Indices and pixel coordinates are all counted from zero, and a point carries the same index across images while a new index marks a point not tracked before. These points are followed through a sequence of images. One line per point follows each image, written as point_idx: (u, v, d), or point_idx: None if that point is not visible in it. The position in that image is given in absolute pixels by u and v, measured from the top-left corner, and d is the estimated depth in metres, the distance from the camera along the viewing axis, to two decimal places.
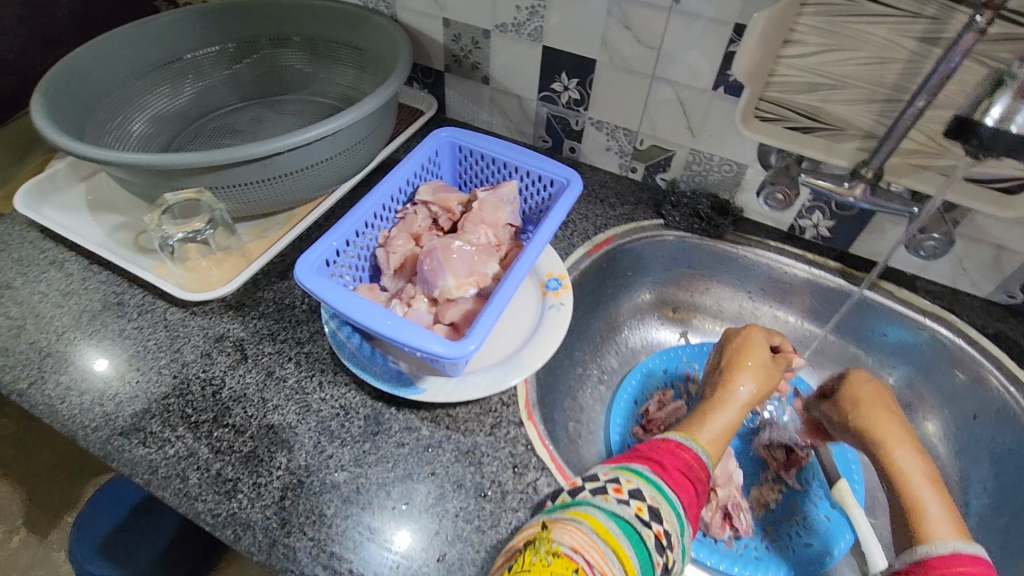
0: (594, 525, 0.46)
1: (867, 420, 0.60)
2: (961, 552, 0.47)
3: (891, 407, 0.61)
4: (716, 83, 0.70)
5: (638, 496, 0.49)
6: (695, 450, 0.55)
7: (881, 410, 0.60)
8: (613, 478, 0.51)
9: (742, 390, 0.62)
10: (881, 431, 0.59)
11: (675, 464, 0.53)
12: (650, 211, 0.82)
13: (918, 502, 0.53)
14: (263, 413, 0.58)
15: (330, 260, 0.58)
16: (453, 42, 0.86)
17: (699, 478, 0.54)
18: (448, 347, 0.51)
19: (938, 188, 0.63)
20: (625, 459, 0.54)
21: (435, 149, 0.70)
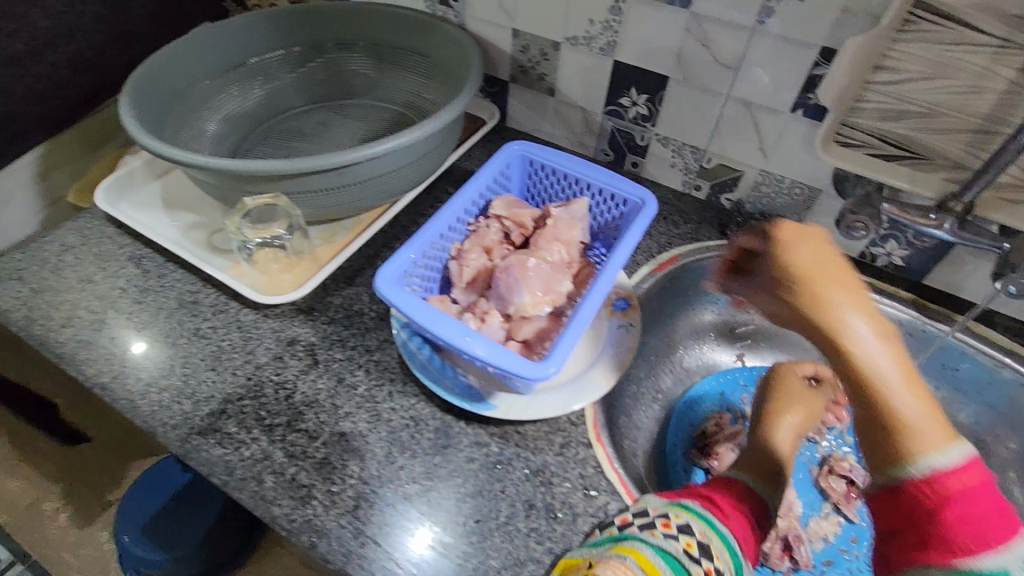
0: (640, 560, 0.45)
1: (827, 312, 0.42)
2: (954, 469, 0.41)
3: (842, 283, 0.43)
4: (795, 106, 0.68)
5: (687, 531, 0.48)
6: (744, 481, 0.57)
7: (836, 292, 0.43)
8: (662, 513, 0.50)
9: (788, 422, 0.67)
10: (843, 327, 0.42)
11: (725, 500, 0.53)
12: (715, 231, 0.81)
13: (895, 405, 0.42)
14: (335, 420, 0.58)
15: (407, 272, 0.59)
16: (520, 52, 0.85)
17: (754, 508, 0.54)
18: (529, 367, 0.51)
19: None
20: (675, 494, 0.53)
21: (507, 162, 0.70)
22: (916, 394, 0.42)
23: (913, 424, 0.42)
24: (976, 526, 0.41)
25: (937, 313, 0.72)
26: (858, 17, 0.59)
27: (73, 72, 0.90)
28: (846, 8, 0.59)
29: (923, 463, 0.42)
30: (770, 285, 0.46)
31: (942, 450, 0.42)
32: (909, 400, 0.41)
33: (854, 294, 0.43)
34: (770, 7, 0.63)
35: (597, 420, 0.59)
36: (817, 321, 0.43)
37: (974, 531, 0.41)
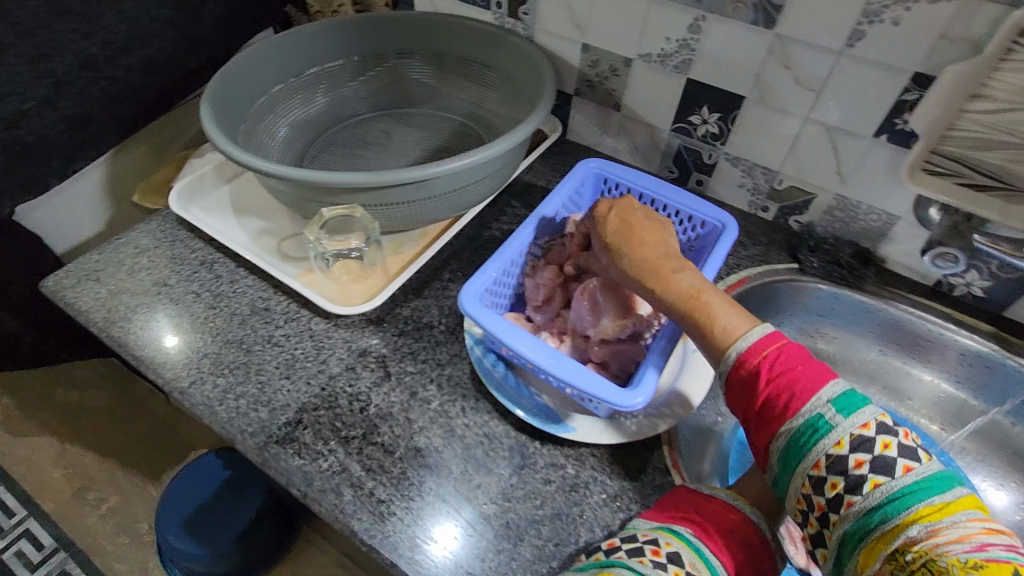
0: None
1: (633, 258, 0.55)
2: (756, 346, 0.48)
3: (644, 236, 0.56)
4: (879, 131, 0.67)
5: (676, 561, 0.46)
6: (743, 510, 0.51)
7: (637, 237, 0.56)
8: (651, 540, 0.48)
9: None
10: (644, 261, 0.54)
11: (719, 527, 0.49)
12: (784, 254, 0.80)
13: (707, 310, 0.50)
14: (409, 434, 0.58)
15: (487, 289, 0.59)
16: (589, 67, 0.85)
17: (750, 542, 0.49)
18: (616, 394, 0.50)
19: None
20: (667, 516, 0.50)
21: (582, 179, 0.70)
22: (714, 299, 0.51)
23: (713, 322, 0.50)
24: (790, 388, 0.46)
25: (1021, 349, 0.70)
26: (958, 44, 0.58)
27: (146, 75, 0.92)
28: (945, 35, 0.58)
29: (735, 348, 0.48)
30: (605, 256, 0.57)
31: (744, 334, 0.49)
32: (710, 300, 0.51)
33: (661, 242, 0.56)
34: (862, 31, 0.62)
35: (673, 446, 0.59)
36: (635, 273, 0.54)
37: (793, 392, 0.45)
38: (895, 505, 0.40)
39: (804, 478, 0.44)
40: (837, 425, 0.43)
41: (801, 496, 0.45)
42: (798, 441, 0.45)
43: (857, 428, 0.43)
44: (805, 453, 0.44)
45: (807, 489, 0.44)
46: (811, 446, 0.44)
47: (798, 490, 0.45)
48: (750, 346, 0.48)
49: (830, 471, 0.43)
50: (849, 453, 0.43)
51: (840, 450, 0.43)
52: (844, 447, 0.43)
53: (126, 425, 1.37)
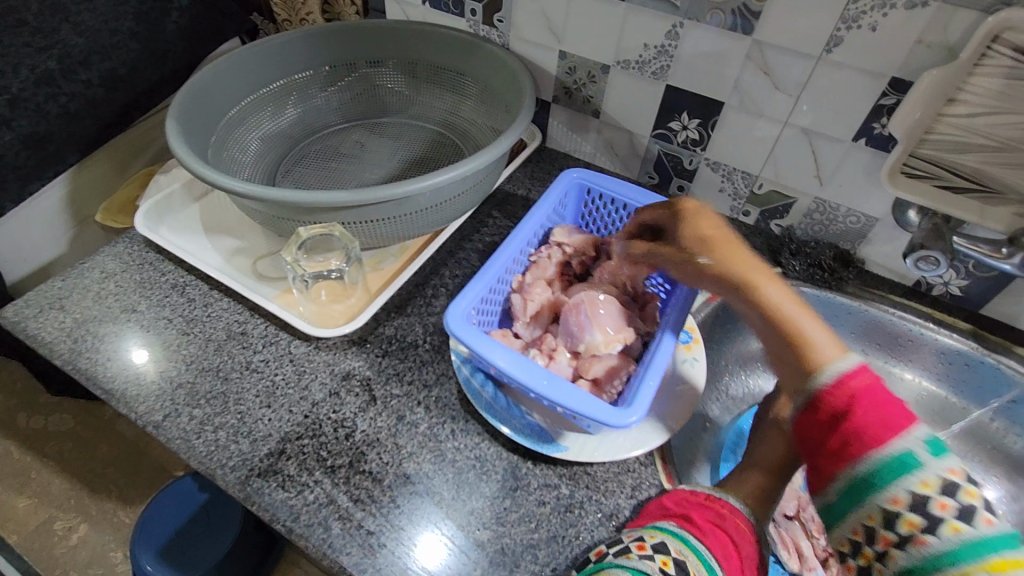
0: None
1: (728, 260, 0.51)
2: (853, 372, 0.43)
3: (738, 247, 0.52)
4: (859, 135, 0.68)
5: (661, 550, 0.46)
6: (729, 500, 0.52)
7: (732, 242, 0.52)
8: (637, 537, 0.48)
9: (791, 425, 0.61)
10: (739, 265, 0.50)
11: (703, 516, 0.49)
12: (766, 257, 0.80)
13: (800, 327, 0.47)
14: (398, 460, 0.57)
15: (474, 308, 0.57)
16: (566, 74, 0.85)
17: (739, 528, 0.49)
18: (610, 414, 0.49)
19: None
20: (652, 518, 0.51)
21: (565, 190, 0.69)
22: (806, 318, 0.47)
23: (808, 341, 0.46)
24: (884, 417, 0.41)
25: (997, 345, 0.71)
26: (934, 50, 0.59)
27: (107, 89, 0.88)
28: (920, 40, 0.59)
29: (831, 370, 0.44)
30: (685, 253, 0.54)
31: (838, 359, 0.44)
32: (806, 318, 0.47)
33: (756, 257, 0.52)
34: (839, 36, 0.62)
35: (667, 459, 0.58)
36: (731, 276, 0.50)
37: (884, 422, 0.40)
38: (968, 555, 0.35)
39: (873, 510, 0.39)
40: (929, 463, 0.38)
41: (862, 526, 0.40)
42: (880, 472, 0.39)
43: (948, 471, 0.38)
44: (886, 483, 0.39)
45: (874, 522, 0.39)
46: (892, 481, 0.39)
47: (860, 521, 0.40)
48: (846, 369, 0.43)
49: (909, 508, 0.38)
50: (935, 495, 0.37)
51: (926, 490, 0.37)
52: (932, 488, 0.37)
53: (95, 450, 1.31)
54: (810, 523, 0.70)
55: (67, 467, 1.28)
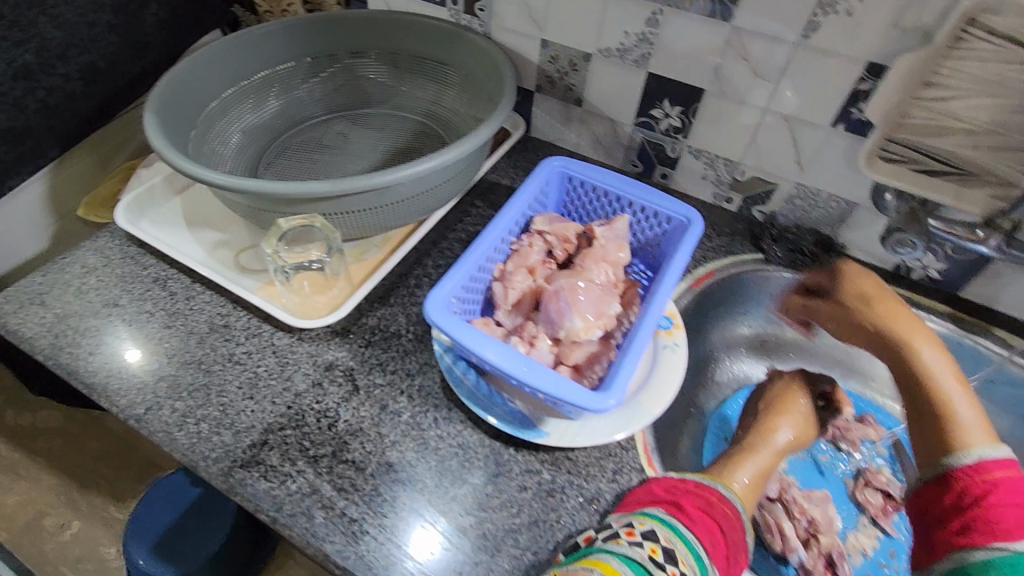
0: (606, 569, 0.44)
1: (906, 335, 0.61)
2: (978, 464, 0.52)
3: (919, 328, 0.61)
4: (836, 119, 0.68)
5: (651, 537, 0.47)
6: (714, 486, 0.55)
7: (891, 304, 0.63)
8: (625, 523, 0.49)
9: (780, 438, 0.68)
10: (903, 327, 0.62)
11: (693, 503, 0.52)
12: (748, 244, 0.80)
13: (946, 398, 0.57)
14: (381, 449, 0.57)
15: (454, 297, 0.57)
16: (548, 63, 0.84)
17: (723, 514, 0.53)
18: (589, 398, 0.50)
19: None
20: (639, 502, 0.52)
21: (547, 179, 0.68)
22: (953, 389, 0.58)
23: (958, 423, 0.56)
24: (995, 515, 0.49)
25: (975, 327, 0.73)
26: (910, 34, 0.59)
27: (86, 83, 0.87)
28: (896, 25, 0.59)
29: (976, 453, 0.53)
30: (852, 311, 0.65)
31: (989, 446, 0.53)
32: (962, 400, 0.57)
33: (902, 321, 0.62)
34: (816, 22, 0.63)
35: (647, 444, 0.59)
36: (892, 334, 0.62)
37: (996, 524, 0.49)
38: None
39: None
40: None
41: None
42: (997, 565, 0.47)
43: None
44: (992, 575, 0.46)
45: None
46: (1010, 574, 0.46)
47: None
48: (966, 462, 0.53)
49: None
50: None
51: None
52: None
53: (85, 446, 1.31)
54: (794, 506, 0.71)
55: (58, 463, 1.28)
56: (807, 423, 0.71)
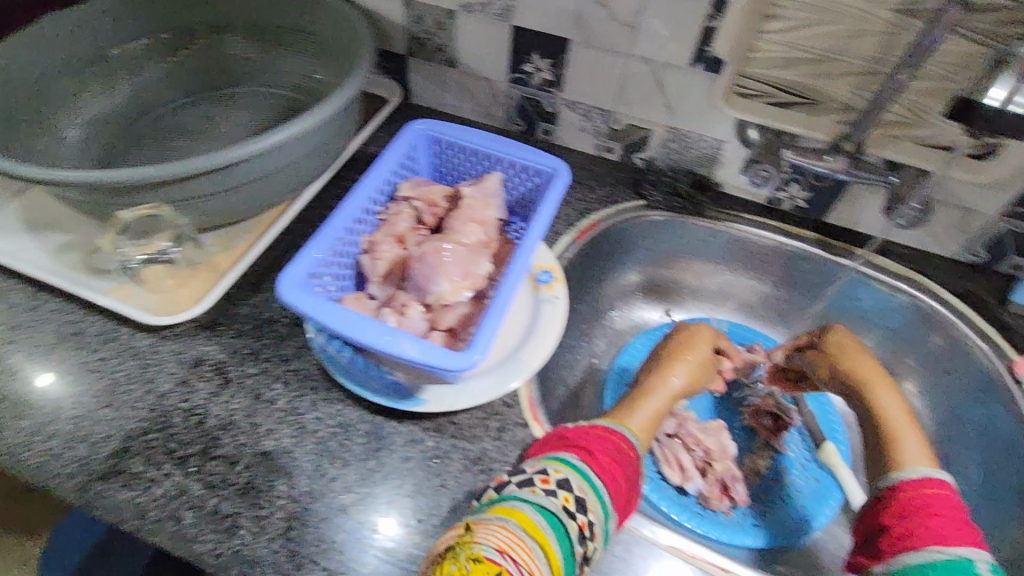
0: (520, 521, 0.44)
1: (867, 376, 0.62)
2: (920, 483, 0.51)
3: (880, 374, 0.63)
4: (693, 58, 0.68)
5: (565, 487, 0.47)
6: (622, 433, 0.56)
7: (861, 355, 0.64)
8: (540, 469, 0.49)
9: (673, 380, 0.66)
10: (863, 369, 0.63)
11: (602, 450, 0.53)
12: (630, 191, 0.81)
13: (895, 432, 0.57)
14: (255, 439, 0.55)
15: (313, 273, 0.54)
16: (414, 24, 0.81)
17: (628, 459, 0.54)
18: (451, 358, 0.49)
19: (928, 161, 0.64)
20: (552, 449, 0.52)
21: (413, 143, 0.66)
22: (902, 425, 0.58)
23: (903, 443, 0.56)
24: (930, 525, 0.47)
25: (841, 249, 0.76)
26: None
27: None
28: None
29: (907, 472, 0.52)
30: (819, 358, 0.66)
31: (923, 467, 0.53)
32: (910, 434, 0.57)
33: (872, 368, 0.63)
34: None
35: (533, 399, 0.59)
36: (851, 374, 0.63)
37: (937, 531, 0.46)
38: None
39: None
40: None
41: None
42: (932, 566, 0.44)
43: None
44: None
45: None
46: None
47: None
48: (910, 478, 0.51)
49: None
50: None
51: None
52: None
53: None
54: (689, 438, 0.74)
55: None
56: (702, 367, 0.68)
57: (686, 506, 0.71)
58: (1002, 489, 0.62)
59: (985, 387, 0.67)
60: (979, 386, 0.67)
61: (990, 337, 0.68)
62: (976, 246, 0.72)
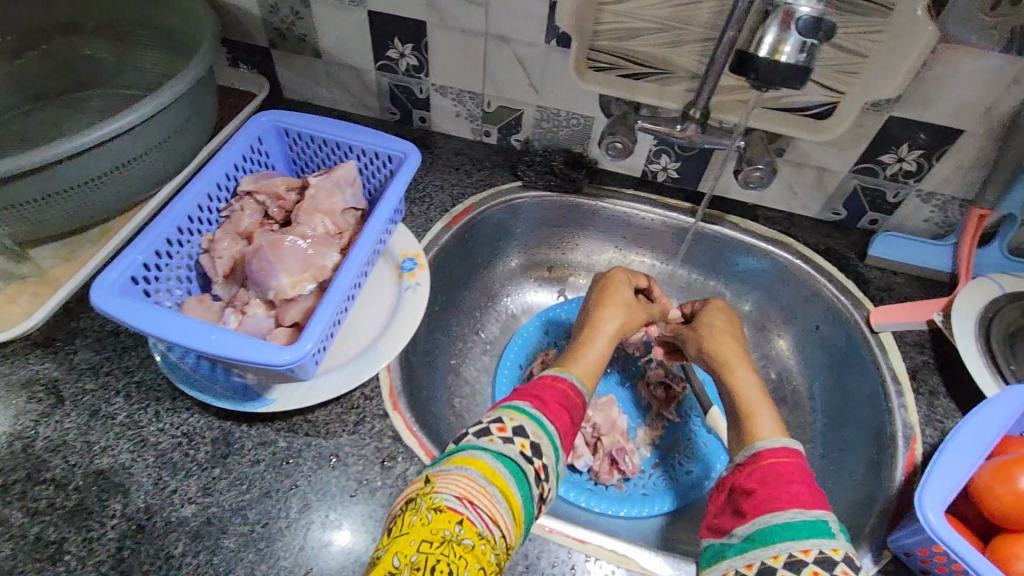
0: (481, 469, 0.43)
1: (728, 359, 0.62)
2: (774, 451, 0.50)
3: (740, 355, 0.63)
4: (548, 36, 0.68)
5: (521, 433, 0.47)
6: (570, 379, 0.55)
7: (727, 336, 0.65)
8: (496, 418, 0.48)
9: (607, 327, 0.63)
10: (726, 351, 0.63)
11: (553, 398, 0.52)
12: (507, 173, 0.80)
13: (754, 407, 0.56)
14: (89, 459, 0.51)
15: (139, 277, 0.52)
16: (271, 14, 0.77)
17: (576, 407, 0.53)
18: (270, 352, 0.47)
19: (753, 119, 0.66)
20: (508, 399, 0.51)
21: (258, 136, 0.64)
22: (756, 401, 0.57)
23: (757, 416, 0.55)
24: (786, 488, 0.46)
25: (712, 216, 0.77)
26: None
27: None
28: None
29: (759, 444, 0.51)
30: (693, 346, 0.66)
31: (772, 438, 0.52)
32: (765, 409, 0.56)
33: (736, 349, 0.63)
34: None
35: (394, 388, 0.58)
36: (717, 356, 0.63)
37: (799, 495, 0.45)
38: None
39: (781, 553, 0.42)
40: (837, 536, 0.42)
41: (760, 563, 0.43)
42: (796, 528, 0.43)
43: (829, 549, 0.41)
44: (790, 538, 0.43)
45: (777, 561, 0.42)
46: (805, 537, 0.42)
47: (762, 557, 0.43)
48: (771, 447, 0.50)
49: (785, 565, 0.42)
50: (840, 561, 0.41)
51: (836, 555, 0.41)
52: (840, 555, 0.41)
53: None
54: None
55: None
56: (630, 311, 0.66)
57: (576, 483, 0.71)
58: (853, 432, 0.65)
59: (846, 339, 0.69)
60: (841, 338, 0.70)
61: (849, 291, 0.70)
62: (835, 204, 0.75)
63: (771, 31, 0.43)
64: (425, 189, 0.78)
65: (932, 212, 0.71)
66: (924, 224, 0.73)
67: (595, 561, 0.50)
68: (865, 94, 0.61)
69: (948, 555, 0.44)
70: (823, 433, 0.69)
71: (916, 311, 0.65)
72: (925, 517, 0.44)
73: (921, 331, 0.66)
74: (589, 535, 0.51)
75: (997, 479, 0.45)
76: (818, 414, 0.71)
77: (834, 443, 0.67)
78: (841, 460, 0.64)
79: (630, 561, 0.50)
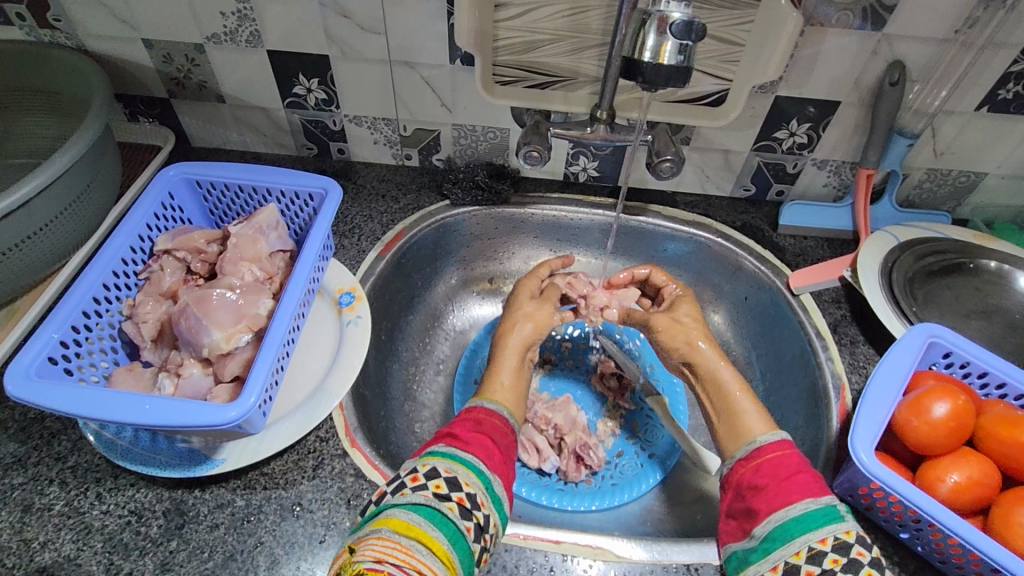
0: (395, 525, 0.43)
1: (702, 361, 0.61)
2: (772, 445, 0.51)
3: (715, 346, 0.63)
4: (452, 56, 0.69)
5: (434, 475, 0.47)
6: (479, 403, 0.57)
7: (694, 332, 0.64)
8: (410, 469, 0.48)
9: (517, 336, 0.65)
10: (705, 359, 0.61)
11: (465, 429, 0.53)
12: (434, 194, 0.81)
13: (737, 403, 0.57)
14: (28, 557, 0.48)
15: (57, 357, 0.49)
16: (165, 64, 0.75)
17: (496, 426, 0.55)
18: (210, 412, 0.45)
19: (657, 113, 0.70)
20: (426, 446, 0.52)
21: (168, 190, 0.62)
22: (738, 394, 0.58)
23: (742, 412, 0.56)
24: (789, 484, 0.47)
25: (636, 208, 0.80)
26: None
27: None
28: None
29: (759, 439, 0.52)
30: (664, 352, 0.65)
31: (764, 433, 0.53)
32: (745, 402, 0.57)
33: (709, 338, 0.63)
34: None
35: (349, 426, 0.57)
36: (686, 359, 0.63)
37: (806, 486, 0.47)
38: None
39: (802, 547, 0.43)
40: (848, 518, 0.44)
41: (785, 562, 0.43)
42: (810, 518, 0.44)
43: (841, 532, 0.43)
44: (807, 530, 0.43)
45: (800, 557, 0.42)
46: (820, 525, 0.43)
47: (785, 556, 0.43)
48: (772, 440, 0.51)
49: (808, 560, 0.42)
50: (856, 542, 0.42)
51: (849, 537, 0.42)
52: (852, 538, 0.42)
53: None
54: (537, 420, 0.75)
55: None
56: (537, 320, 0.67)
57: (546, 486, 0.71)
58: (794, 392, 0.69)
59: (773, 304, 0.74)
60: (769, 305, 0.74)
61: (768, 261, 0.75)
62: (744, 181, 0.80)
63: (650, 36, 0.46)
64: (353, 220, 0.78)
65: (829, 176, 0.77)
66: (824, 189, 0.79)
67: (572, 559, 0.51)
68: (749, 76, 0.65)
69: (884, 489, 0.48)
70: (767, 397, 0.73)
71: (828, 271, 0.71)
72: (859, 460, 0.48)
73: (835, 288, 0.72)
74: (562, 535, 0.53)
75: (913, 413, 0.49)
76: (759, 379, 0.75)
77: (777, 404, 0.71)
78: (786, 420, 0.69)
79: (605, 552, 0.52)
